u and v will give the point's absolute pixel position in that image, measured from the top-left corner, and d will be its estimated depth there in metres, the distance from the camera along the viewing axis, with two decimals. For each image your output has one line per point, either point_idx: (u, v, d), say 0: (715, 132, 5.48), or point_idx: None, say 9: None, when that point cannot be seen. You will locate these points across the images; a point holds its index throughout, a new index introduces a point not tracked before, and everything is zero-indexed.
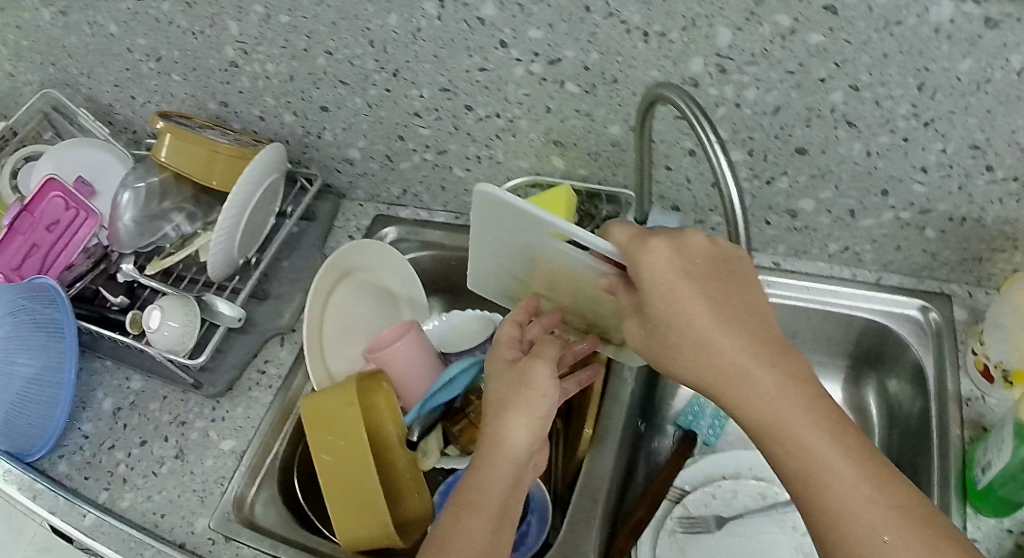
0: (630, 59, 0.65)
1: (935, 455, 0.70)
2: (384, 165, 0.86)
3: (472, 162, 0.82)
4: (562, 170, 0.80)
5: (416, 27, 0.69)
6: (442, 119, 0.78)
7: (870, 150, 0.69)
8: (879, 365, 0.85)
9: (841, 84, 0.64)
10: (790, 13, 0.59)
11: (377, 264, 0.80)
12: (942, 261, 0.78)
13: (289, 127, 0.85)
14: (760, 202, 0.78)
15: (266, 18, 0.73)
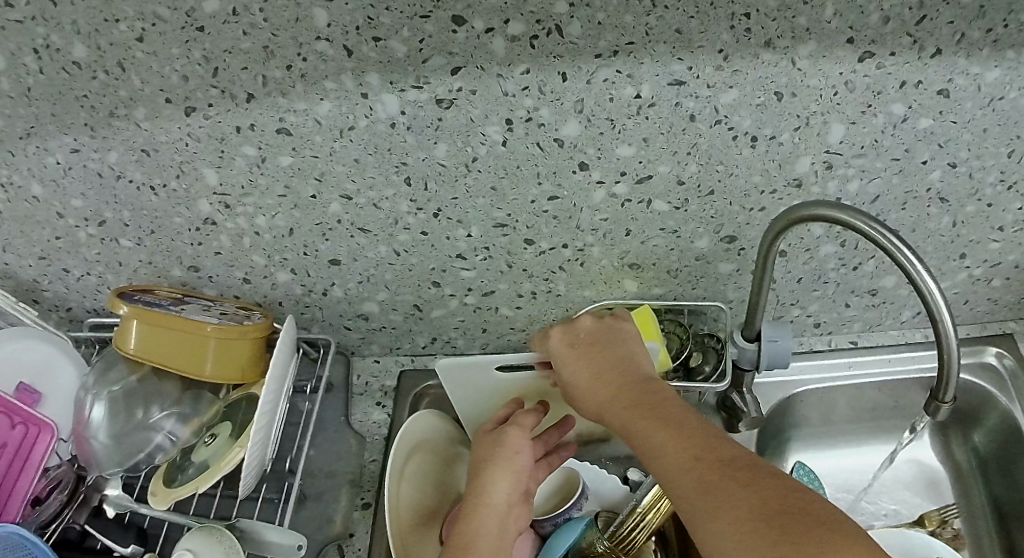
0: (734, 167, 0.56)
1: None
2: (410, 316, 0.70)
3: (525, 298, 0.67)
4: (634, 292, 0.67)
5: (470, 156, 0.55)
6: (492, 258, 0.63)
7: (956, 221, 0.63)
8: (966, 423, 0.73)
9: (942, 163, 0.58)
10: (905, 101, 0.53)
11: (435, 432, 0.64)
12: (1003, 304, 0.71)
13: (283, 287, 0.68)
14: (843, 288, 0.67)
15: (261, 163, 0.57)
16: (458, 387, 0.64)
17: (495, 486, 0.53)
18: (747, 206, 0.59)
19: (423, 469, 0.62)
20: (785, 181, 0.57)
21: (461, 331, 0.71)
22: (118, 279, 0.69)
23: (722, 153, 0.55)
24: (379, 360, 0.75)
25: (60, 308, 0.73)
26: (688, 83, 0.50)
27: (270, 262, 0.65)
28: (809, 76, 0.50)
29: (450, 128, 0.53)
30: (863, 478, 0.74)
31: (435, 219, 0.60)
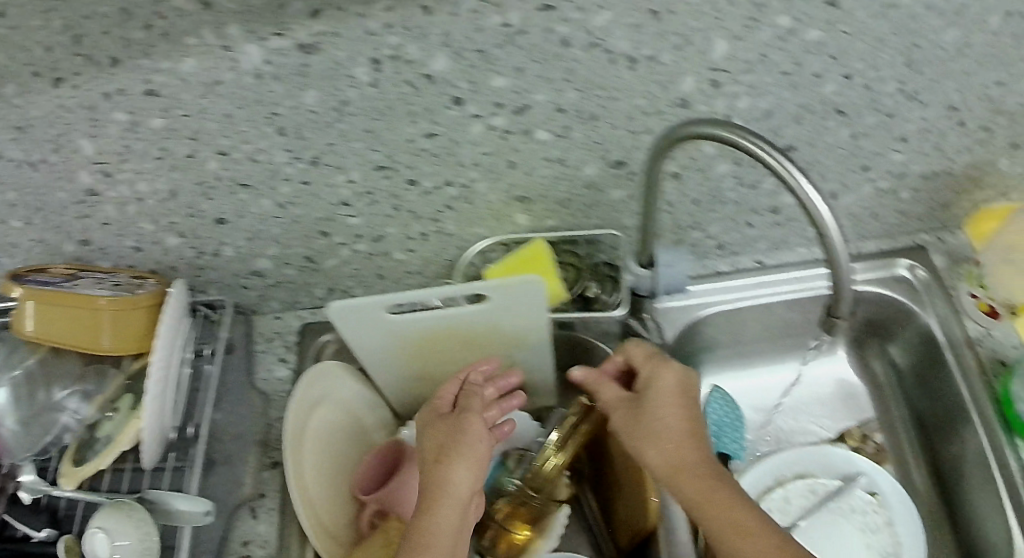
0: (616, 91, 0.55)
1: (966, 394, 0.65)
2: (304, 268, 0.71)
3: (417, 240, 0.69)
4: (528, 225, 0.68)
5: (339, 101, 0.53)
6: (377, 203, 0.63)
7: (856, 133, 0.63)
8: (879, 332, 0.77)
9: (835, 75, 0.57)
10: (791, 13, 0.51)
11: (334, 387, 0.64)
12: (913, 217, 0.74)
13: (176, 251, 0.67)
14: (730, 206, 0.67)
15: (133, 127, 0.54)
16: (357, 332, 0.62)
17: (453, 476, 0.52)
18: (634, 130, 0.58)
19: (325, 428, 0.62)
20: (670, 102, 0.56)
21: (358, 277, 0.73)
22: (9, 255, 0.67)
23: (606, 80, 0.54)
24: (279, 316, 0.78)
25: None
26: (558, 7, 0.48)
27: (163, 224, 0.64)
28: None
29: (324, 73, 0.50)
30: (771, 396, 0.79)
31: (318, 168, 0.59)
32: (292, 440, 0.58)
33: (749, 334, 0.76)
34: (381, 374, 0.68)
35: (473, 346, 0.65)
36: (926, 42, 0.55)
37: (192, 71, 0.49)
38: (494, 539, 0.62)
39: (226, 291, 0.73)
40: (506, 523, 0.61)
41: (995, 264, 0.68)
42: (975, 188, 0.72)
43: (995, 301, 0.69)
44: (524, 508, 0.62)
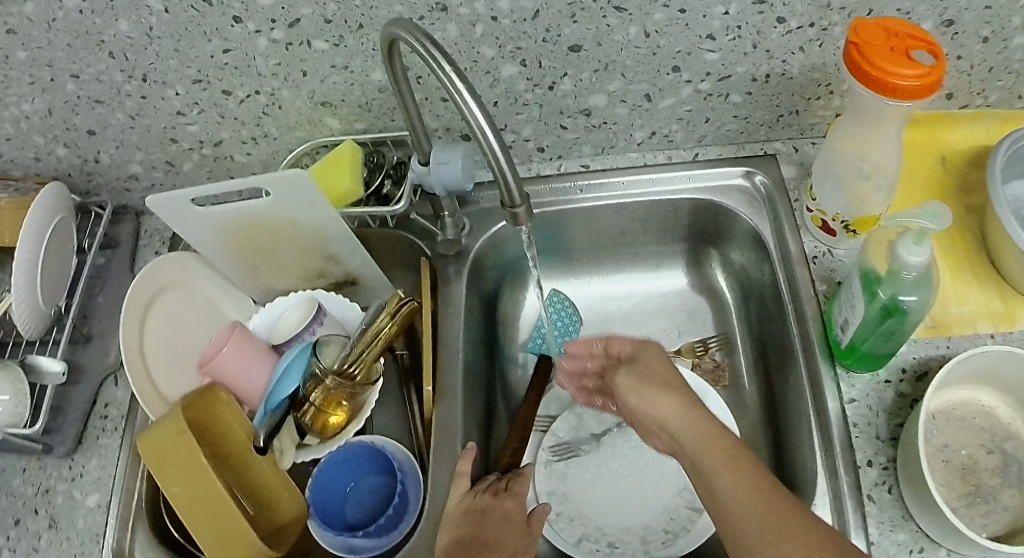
0: (618, 43, 0.72)
1: (794, 322, 0.75)
2: (168, 172, 0.87)
3: (250, 144, 0.84)
4: (340, 128, 0.82)
5: (147, 27, 0.70)
6: (205, 112, 0.80)
7: (794, 46, 0.73)
8: (718, 241, 0.90)
9: (564, 43, 0.72)
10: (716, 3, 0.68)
11: (187, 275, 0.85)
12: (758, 123, 0.83)
13: (65, 160, 0.85)
14: (551, 108, 0.79)
15: (148, 31, 0.71)
16: (183, 222, 0.78)
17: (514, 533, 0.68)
18: (465, 59, 0.73)
19: (171, 305, 0.83)
20: (577, 109, 0.80)
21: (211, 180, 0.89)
22: (43, 139, 0.82)
23: (557, 61, 0.73)
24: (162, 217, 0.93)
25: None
26: None
27: (76, 113, 0.79)
28: (613, 33, 0.71)
29: (236, 39, 0.72)
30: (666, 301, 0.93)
31: (223, 95, 0.78)
32: (131, 310, 0.77)
33: (650, 232, 0.91)
34: (230, 267, 0.85)
35: (280, 235, 0.80)
36: (768, 50, 0.73)
37: (156, 23, 0.70)
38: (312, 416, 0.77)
39: (114, 195, 0.91)
40: (322, 406, 0.77)
41: (847, 175, 0.73)
42: (825, 96, 0.79)
43: (830, 217, 0.75)
44: (336, 395, 0.77)
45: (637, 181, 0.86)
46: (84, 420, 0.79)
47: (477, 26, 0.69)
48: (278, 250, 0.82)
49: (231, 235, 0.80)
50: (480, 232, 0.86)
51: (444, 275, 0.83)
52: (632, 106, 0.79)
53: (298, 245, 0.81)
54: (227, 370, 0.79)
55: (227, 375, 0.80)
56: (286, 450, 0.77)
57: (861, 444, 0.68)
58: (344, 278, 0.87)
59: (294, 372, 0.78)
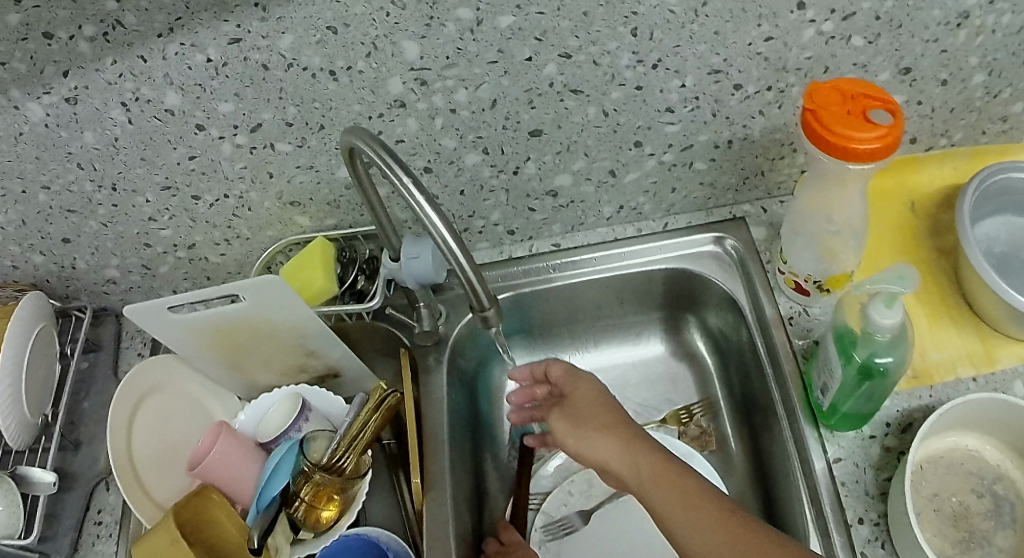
0: (585, 125, 0.69)
1: (775, 387, 0.73)
2: (144, 274, 0.84)
3: (224, 244, 0.80)
4: (312, 224, 0.78)
5: (112, 137, 0.69)
6: (176, 216, 0.76)
7: (760, 109, 0.72)
8: (696, 307, 0.84)
9: (528, 126, 0.69)
10: (681, 80, 0.68)
11: (177, 377, 0.79)
12: (724, 186, 0.79)
13: (43, 267, 0.83)
14: (518, 194, 0.76)
15: (115, 141, 0.70)
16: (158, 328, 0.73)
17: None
18: (431, 152, 0.70)
19: (158, 411, 0.77)
20: (543, 190, 0.75)
21: (190, 280, 0.86)
22: (19, 247, 0.80)
23: (519, 146, 0.69)
24: None
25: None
26: (432, 71, 0.64)
27: (50, 223, 0.78)
28: (573, 114, 0.68)
29: (201, 145, 0.70)
30: None
31: (192, 200, 0.75)
32: (117, 412, 0.73)
33: (628, 303, 0.85)
34: (214, 369, 0.79)
35: (262, 333, 0.73)
36: (728, 116, 0.72)
37: (120, 134, 0.69)
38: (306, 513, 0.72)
39: (94, 297, 0.88)
40: (314, 502, 0.72)
41: (818, 234, 0.72)
42: (788, 155, 0.76)
43: (802, 278, 0.73)
44: (326, 488, 0.72)
45: (610, 255, 0.81)
46: (79, 527, 0.78)
47: (437, 118, 0.67)
48: (260, 351, 0.76)
49: (215, 338, 0.74)
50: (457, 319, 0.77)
51: (424, 365, 0.74)
52: (598, 183, 0.75)
53: (280, 345, 0.75)
54: (215, 472, 0.73)
55: (220, 475, 0.74)
56: (281, 546, 0.71)
57: (851, 503, 0.68)
58: (327, 368, 0.78)
59: (281, 469, 0.72)
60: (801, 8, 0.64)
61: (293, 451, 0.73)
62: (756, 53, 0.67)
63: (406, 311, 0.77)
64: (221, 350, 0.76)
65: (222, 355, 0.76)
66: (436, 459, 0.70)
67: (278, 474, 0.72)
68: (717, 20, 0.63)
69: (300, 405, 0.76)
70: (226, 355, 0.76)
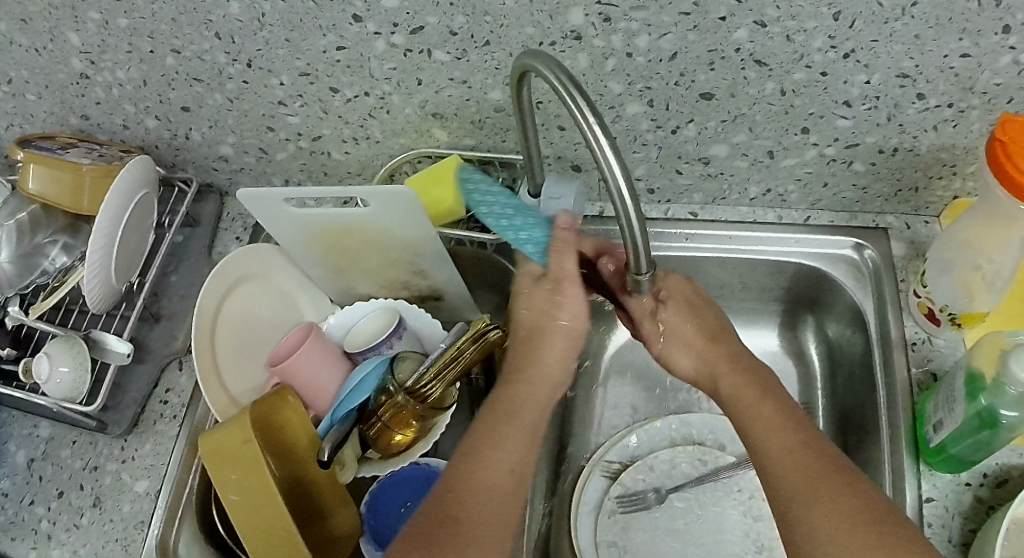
0: (753, 100, 0.65)
1: (884, 410, 0.69)
2: (259, 159, 0.78)
3: (350, 144, 0.73)
4: (448, 141, 0.71)
5: (260, 12, 0.62)
6: (308, 105, 0.70)
7: (930, 125, 0.66)
8: (817, 308, 0.80)
9: (696, 91, 0.65)
10: (869, 74, 0.62)
11: (273, 270, 0.75)
12: (875, 194, 0.74)
13: (154, 133, 0.78)
14: (668, 152, 0.71)
15: (260, 17, 0.62)
16: (266, 216, 0.67)
17: (548, 345, 0.60)
18: (596, 95, 0.66)
19: (249, 299, 0.73)
20: (696, 156, 0.72)
21: (305, 174, 0.79)
22: (133, 109, 0.76)
23: (685, 106, 0.66)
24: None
25: (65, 125, 0.81)
26: (620, 6, 0.58)
27: (172, 88, 0.72)
28: (749, 85, 0.64)
29: (353, 37, 0.62)
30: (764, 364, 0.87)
31: (330, 92, 0.68)
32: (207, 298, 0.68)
33: (748, 290, 0.82)
34: (312, 268, 0.74)
35: (374, 245, 0.68)
36: (901, 124, 0.67)
37: (270, 9, 0.61)
38: (380, 433, 0.67)
39: (199, 174, 0.83)
40: (390, 424, 0.66)
41: (960, 270, 0.68)
42: (949, 176, 0.71)
43: (937, 307, 0.70)
44: (405, 413, 0.66)
45: (746, 239, 0.77)
46: (143, 401, 0.76)
47: (609, 59, 0.62)
48: (363, 262, 0.71)
49: (320, 240, 0.69)
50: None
51: None
52: (751, 161, 0.71)
53: (388, 261, 0.70)
54: (295, 375, 0.68)
55: (299, 381, 0.69)
56: (347, 464, 0.68)
57: (931, 544, 0.63)
58: (430, 291, 0.73)
59: (366, 384, 0.66)
60: (1006, 33, 0.57)
61: (378, 368, 0.67)
62: (948, 66, 0.61)
63: None
64: (323, 253, 0.71)
65: (322, 257, 0.72)
66: None
67: (363, 388, 0.66)
68: (920, 24, 0.58)
69: (394, 324, 0.71)
70: (328, 259, 0.72)
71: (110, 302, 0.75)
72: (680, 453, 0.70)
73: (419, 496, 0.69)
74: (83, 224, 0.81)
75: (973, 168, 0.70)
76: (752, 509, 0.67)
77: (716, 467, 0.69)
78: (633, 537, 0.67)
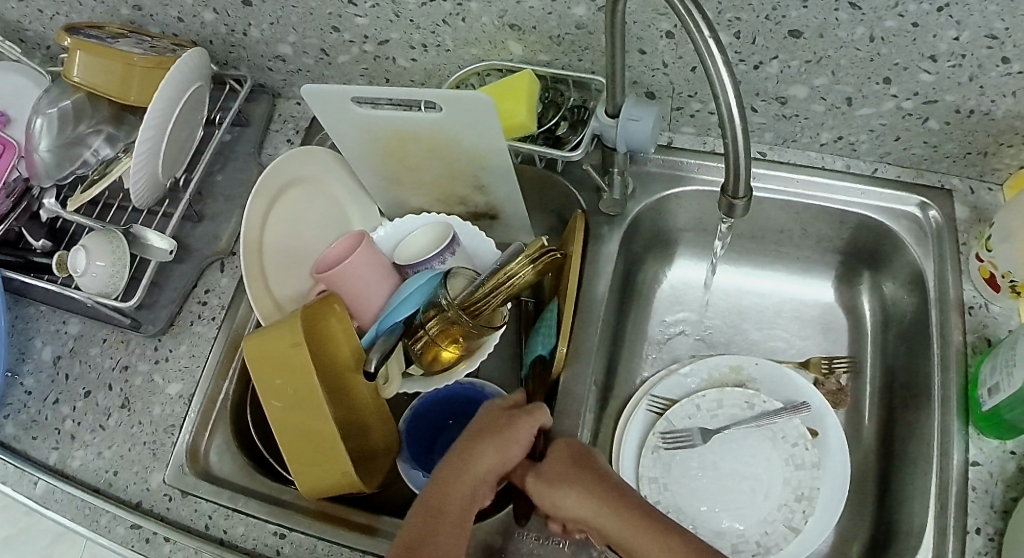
0: (844, 40, 0.63)
1: (938, 370, 0.68)
2: (319, 60, 0.75)
3: (418, 51, 0.71)
4: (521, 56, 0.68)
5: None
6: (379, 7, 0.66)
7: (1019, 90, 0.64)
8: (873, 264, 0.79)
9: (782, 30, 0.63)
10: (961, 31, 0.59)
11: (324, 175, 0.73)
12: (944, 153, 0.73)
13: (211, 27, 0.76)
14: (746, 88, 0.70)
15: None
16: (327, 116, 0.65)
17: (483, 455, 0.55)
18: None
19: (299, 202, 0.71)
20: (773, 95, 0.70)
21: (365, 79, 0.77)
22: (191, 0, 0.73)
23: (771, 42, 0.64)
24: (300, 103, 0.83)
25: (116, 15, 0.78)
26: None
27: None
28: (839, 27, 0.62)
29: None
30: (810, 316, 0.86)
31: None
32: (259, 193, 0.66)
33: (807, 238, 0.80)
34: (367, 175, 0.72)
35: (436, 154, 0.66)
36: (982, 85, 0.64)
37: None
38: (425, 349, 0.65)
39: (253, 71, 0.81)
40: (437, 339, 0.65)
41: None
42: (1018, 145, 0.70)
43: (1001, 272, 0.67)
44: (456, 329, 0.64)
45: (814, 184, 0.76)
46: (182, 300, 0.75)
47: None
48: (422, 171, 0.69)
49: (379, 145, 0.67)
50: (643, 195, 0.71)
51: (595, 231, 0.69)
52: (829, 106, 0.70)
53: (448, 171, 0.68)
54: (344, 283, 0.67)
55: (347, 288, 0.67)
56: (392, 379, 0.67)
57: (974, 510, 0.63)
58: (486, 209, 0.72)
59: (414, 296, 0.65)
60: None
61: (430, 282, 0.66)
62: None
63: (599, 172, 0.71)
64: (382, 159, 0.69)
65: (379, 164, 0.70)
66: (583, 332, 0.65)
67: (411, 301, 0.65)
68: None
69: (449, 239, 0.68)
70: (387, 166, 0.70)
71: (151, 198, 0.73)
72: (728, 394, 0.70)
73: (463, 416, 0.71)
74: (128, 117, 0.79)
75: None
76: (793, 457, 0.67)
77: (763, 411, 0.69)
78: (674, 474, 0.67)
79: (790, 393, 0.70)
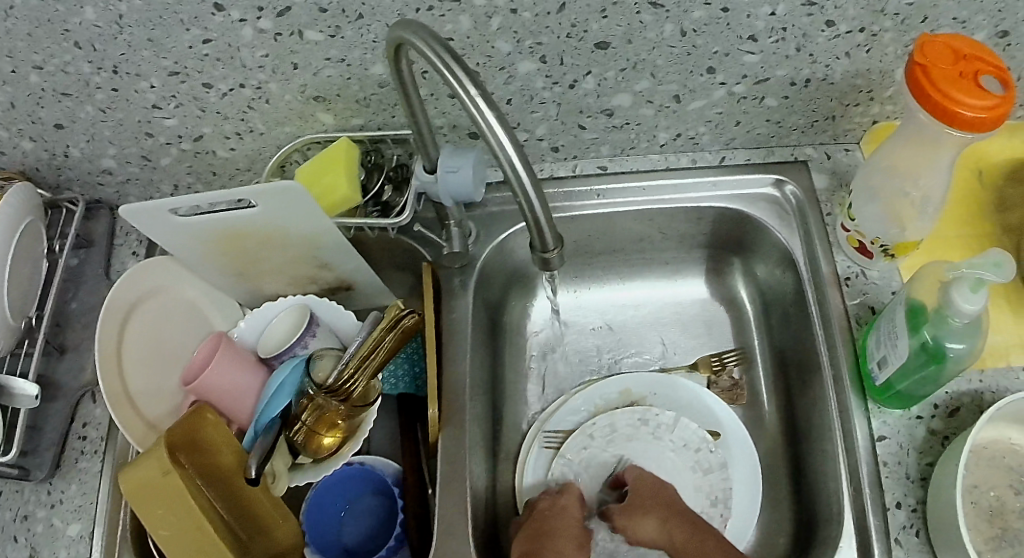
0: (658, 41, 0.61)
1: (826, 347, 0.67)
2: (144, 166, 0.73)
3: (235, 140, 0.69)
4: (334, 124, 0.67)
5: (115, 15, 0.56)
6: (183, 106, 0.65)
7: (846, 52, 0.62)
8: (742, 251, 0.78)
9: (590, 44, 0.61)
10: (776, 5, 0.58)
11: (172, 283, 0.71)
12: (790, 127, 0.72)
13: (32, 154, 0.73)
14: (569, 109, 0.68)
15: (117, 19, 0.56)
16: (157, 231, 0.64)
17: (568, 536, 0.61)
18: (495, 65, 0.62)
19: (151, 318, 0.69)
20: (599, 109, 0.68)
21: (193, 175, 0.75)
22: (5, 133, 0.70)
23: (580, 58, 0.62)
24: None
25: None
26: None
27: (40, 107, 0.66)
28: (646, 29, 0.60)
29: (217, 28, 0.57)
30: None
31: (203, 88, 0.63)
32: (107, 321, 0.64)
33: (670, 239, 0.79)
34: (213, 275, 0.70)
35: (271, 242, 0.65)
36: (812, 53, 0.63)
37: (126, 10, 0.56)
38: (308, 439, 0.64)
39: (86, 189, 0.79)
40: (315, 426, 0.63)
41: (886, 195, 0.65)
42: (865, 102, 0.68)
43: (869, 239, 0.67)
44: (329, 414, 0.63)
45: (661, 187, 0.74)
46: (62, 439, 0.73)
47: (494, 18, 0.58)
48: (265, 260, 0.68)
49: (214, 243, 0.65)
50: (486, 237, 0.71)
51: (447, 285, 0.70)
52: (658, 107, 0.68)
53: (289, 255, 0.67)
54: (212, 390, 0.65)
55: (216, 394, 0.65)
56: (279, 475, 0.64)
57: (890, 485, 0.60)
58: (339, 281, 0.71)
59: (285, 388, 0.64)
60: None
61: (297, 370, 0.64)
62: None
63: (432, 228, 0.72)
64: (221, 257, 0.67)
65: (220, 262, 0.68)
66: (454, 388, 0.66)
67: (283, 392, 0.64)
68: None
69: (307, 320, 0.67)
70: (230, 262, 0.68)
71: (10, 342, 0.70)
72: (619, 415, 0.70)
73: (359, 497, 0.70)
74: None
75: (889, 93, 0.67)
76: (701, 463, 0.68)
77: (656, 423, 0.69)
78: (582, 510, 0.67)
79: (686, 403, 0.71)
